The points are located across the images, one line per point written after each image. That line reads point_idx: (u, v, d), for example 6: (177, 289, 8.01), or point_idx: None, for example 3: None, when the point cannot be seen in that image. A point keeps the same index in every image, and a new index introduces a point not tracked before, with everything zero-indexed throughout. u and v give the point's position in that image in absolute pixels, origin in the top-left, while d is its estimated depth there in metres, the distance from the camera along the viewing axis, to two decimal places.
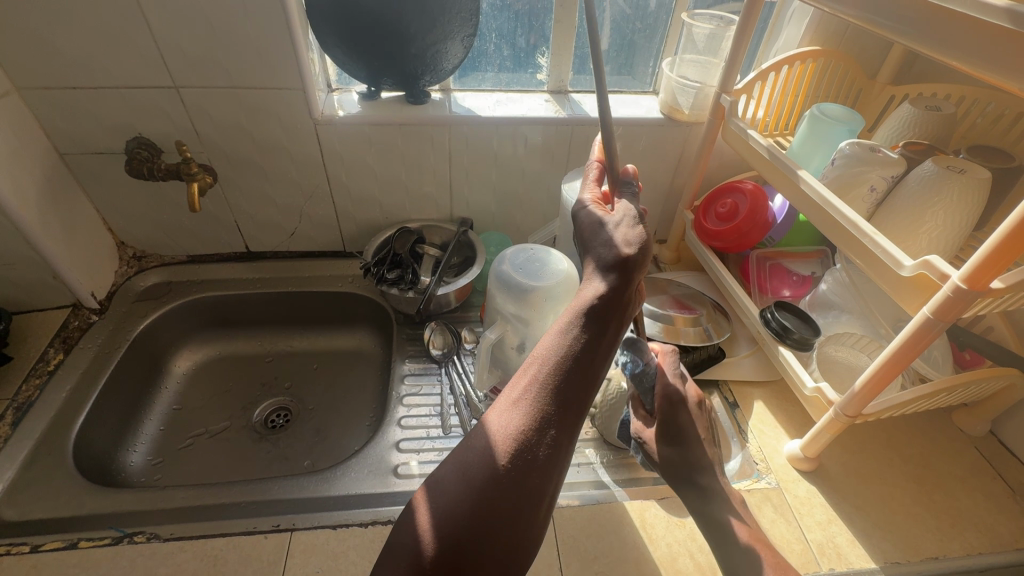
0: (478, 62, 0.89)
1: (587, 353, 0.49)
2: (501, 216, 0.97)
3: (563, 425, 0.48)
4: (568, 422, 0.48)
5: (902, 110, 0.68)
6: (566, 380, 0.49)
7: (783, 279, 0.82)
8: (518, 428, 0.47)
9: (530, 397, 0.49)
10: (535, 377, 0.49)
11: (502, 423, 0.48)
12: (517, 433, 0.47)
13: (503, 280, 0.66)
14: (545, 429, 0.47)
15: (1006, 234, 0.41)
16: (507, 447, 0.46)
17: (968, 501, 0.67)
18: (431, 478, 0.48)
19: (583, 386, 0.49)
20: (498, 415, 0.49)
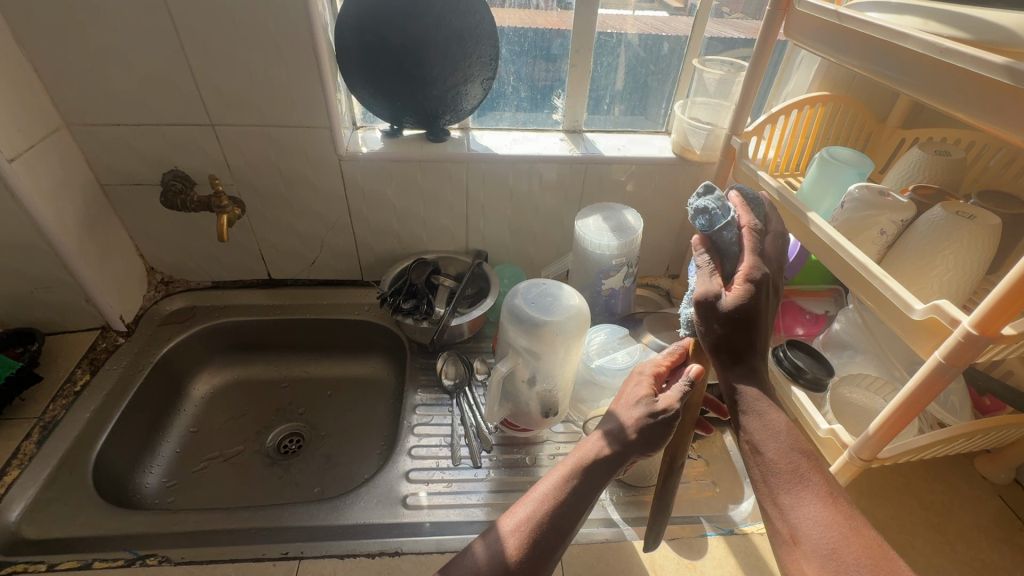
0: (496, 102, 0.92)
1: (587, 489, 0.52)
2: (516, 250, 0.99)
3: (550, 560, 0.49)
4: (555, 556, 0.49)
5: (912, 154, 0.70)
6: (565, 516, 0.50)
7: (796, 317, 0.82)
8: (514, 552, 0.48)
9: (530, 525, 0.50)
10: (552, 494, 0.52)
11: (516, 528, 0.50)
12: (511, 556, 0.48)
13: (515, 314, 0.67)
14: (554, 536, 0.49)
15: (1015, 281, 0.41)
16: (512, 557, 0.48)
17: (993, 553, 0.64)
18: (449, 564, 0.50)
19: (575, 522, 0.51)
20: (494, 536, 0.51)
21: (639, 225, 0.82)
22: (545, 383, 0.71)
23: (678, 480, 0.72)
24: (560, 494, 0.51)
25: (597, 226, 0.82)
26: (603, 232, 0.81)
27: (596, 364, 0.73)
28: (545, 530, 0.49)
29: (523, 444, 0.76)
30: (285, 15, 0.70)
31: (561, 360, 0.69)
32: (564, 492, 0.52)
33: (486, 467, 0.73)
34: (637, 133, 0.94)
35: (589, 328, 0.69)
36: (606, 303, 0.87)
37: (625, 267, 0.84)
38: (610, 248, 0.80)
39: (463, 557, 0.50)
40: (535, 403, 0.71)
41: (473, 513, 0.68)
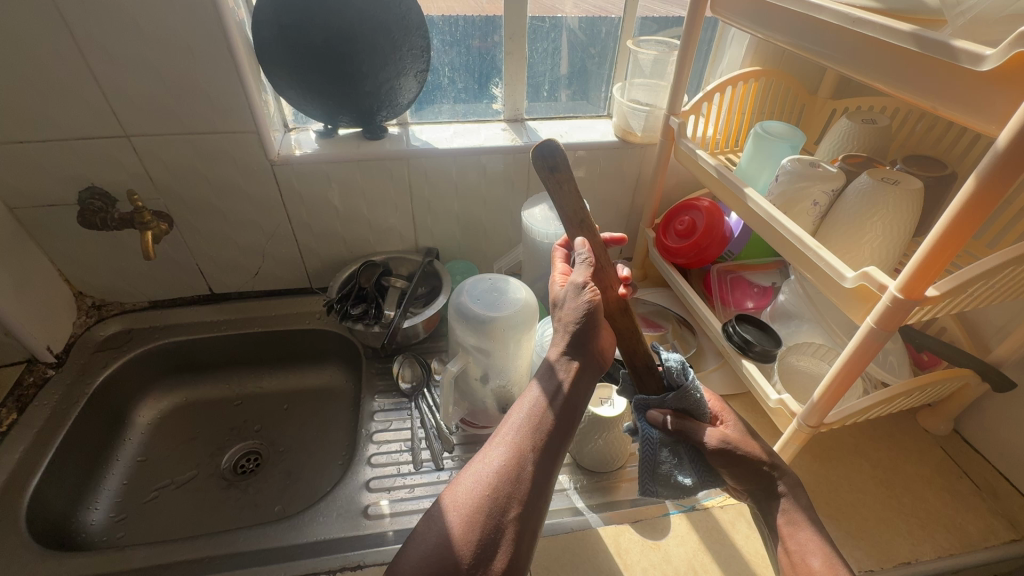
0: (433, 95, 0.89)
1: (569, 394, 0.54)
2: (467, 245, 0.97)
3: (553, 449, 0.52)
4: (556, 453, 0.52)
5: (841, 125, 0.71)
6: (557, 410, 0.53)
7: (745, 291, 0.84)
8: (514, 455, 0.50)
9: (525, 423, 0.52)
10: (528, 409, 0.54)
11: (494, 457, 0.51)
12: (511, 459, 0.50)
13: (461, 312, 0.66)
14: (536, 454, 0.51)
15: (934, 245, 0.42)
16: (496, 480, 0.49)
17: (937, 501, 0.67)
18: (426, 517, 0.49)
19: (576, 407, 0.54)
20: (490, 443, 0.52)
21: None
22: (500, 379, 0.70)
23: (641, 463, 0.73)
24: (545, 391, 0.54)
25: (543, 215, 0.81)
26: (550, 221, 0.80)
27: None
28: (543, 428, 0.52)
29: (486, 440, 0.76)
30: (193, 13, 0.65)
31: (512, 355, 0.68)
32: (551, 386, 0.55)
33: (448, 468, 0.72)
34: (579, 119, 0.93)
35: (538, 319, 0.68)
36: None
37: None
38: (558, 237, 0.79)
39: (464, 474, 0.51)
40: (491, 400, 0.71)
41: None
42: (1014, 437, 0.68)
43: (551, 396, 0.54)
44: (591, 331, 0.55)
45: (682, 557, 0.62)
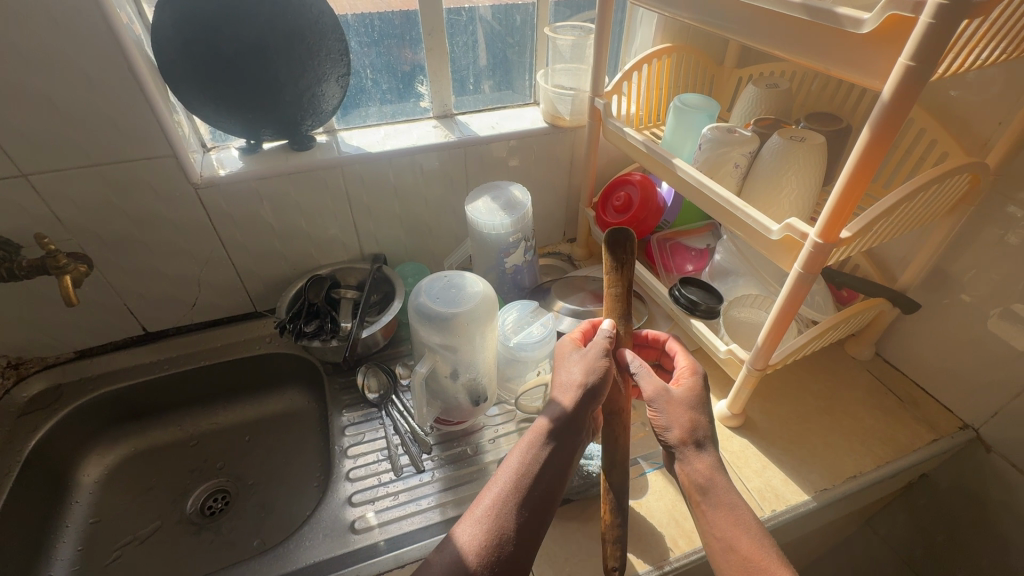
0: (358, 99, 0.86)
1: (556, 465, 0.55)
2: (414, 246, 0.96)
3: (534, 532, 0.51)
4: (540, 527, 0.51)
5: (749, 91, 0.77)
6: (540, 483, 0.53)
7: (684, 256, 0.89)
8: (495, 533, 0.50)
9: (501, 506, 0.52)
10: (508, 482, 0.53)
11: (470, 535, 0.50)
12: (490, 542, 0.49)
13: (421, 313, 0.63)
14: (518, 532, 0.50)
15: (841, 194, 0.48)
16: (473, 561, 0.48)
17: (871, 419, 0.76)
18: None
19: (560, 474, 0.55)
20: (464, 525, 0.51)
21: (528, 200, 0.83)
22: (469, 371, 0.68)
23: None
24: (527, 466, 0.54)
25: (486, 206, 0.82)
26: (494, 212, 0.81)
27: (514, 342, 0.74)
28: (525, 503, 0.52)
29: (463, 436, 0.77)
30: (84, 34, 0.60)
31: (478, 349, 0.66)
32: (529, 463, 0.54)
33: (430, 469, 0.73)
34: (508, 109, 0.94)
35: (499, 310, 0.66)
36: (513, 280, 0.89)
37: (523, 242, 0.85)
38: (505, 227, 0.81)
39: (439, 554, 0.50)
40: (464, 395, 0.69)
41: (427, 519, 0.67)
42: (924, 350, 0.78)
43: (535, 474, 0.53)
44: (590, 406, 0.57)
45: (663, 510, 0.66)
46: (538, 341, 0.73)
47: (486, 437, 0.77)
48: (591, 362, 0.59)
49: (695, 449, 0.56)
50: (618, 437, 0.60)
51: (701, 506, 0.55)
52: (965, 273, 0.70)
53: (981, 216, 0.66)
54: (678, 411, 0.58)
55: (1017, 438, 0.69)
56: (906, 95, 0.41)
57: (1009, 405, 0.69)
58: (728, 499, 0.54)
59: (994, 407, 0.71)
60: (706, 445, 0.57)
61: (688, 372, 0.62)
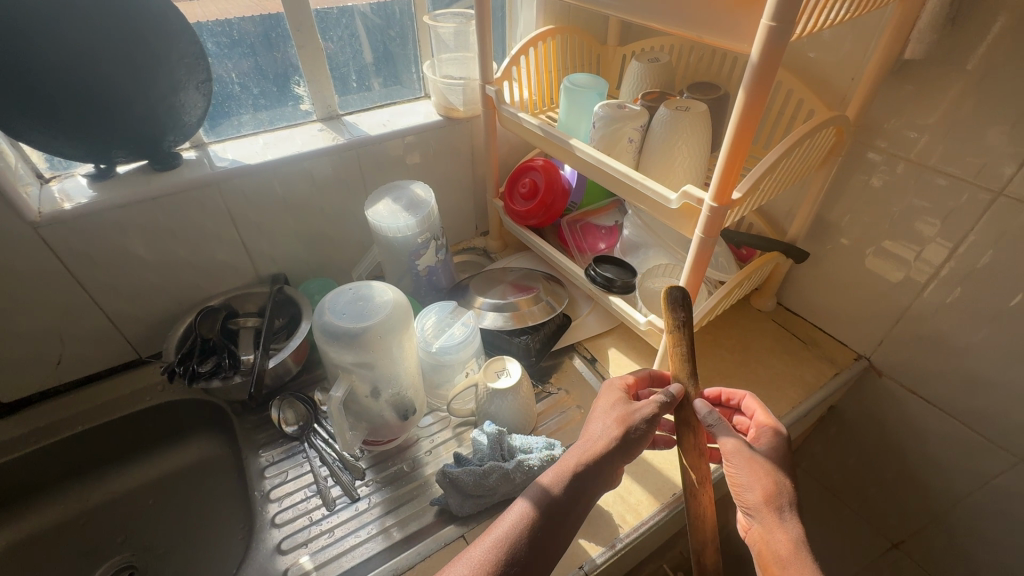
0: (226, 107, 0.77)
1: (552, 534, 0.51)
2: (318, 261, 0.89)
3: None
4: None
5: (633, 67, 0.78)
6: (528, 553, 0.50)
7: (596, 235, 0.90)
8: None
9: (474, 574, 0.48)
10: (492, 549, 0.50)
11: None
12: None
13: (326, 332, 0.57)
14: None
15: (728, 157, 0.49)
16: None
17: (781, 364, 0.81)
18: None
19: (555, 542, 0.51)
20: None
21: (431, 197, 0.79)
22: (392, 388, 0.62)
23: (549, 419, 0.76)
24: (517, 533, 0.51)
25: (388, 209, 0.77)
26: (397, 214, 0.76)
27: (436, 347, 0.70)
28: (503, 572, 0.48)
29: (397, 453, 0.73)
30: None
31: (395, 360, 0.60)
32: (522, 530, 0.51)
33: (365, 496, 0.68)
34: (398, 104, 0.89)
35: (413, 315, 0.62)
36: (429, 282, 0.86)
37: (433, 242, 0.81)
38: (411, 228, 0.77)
39: None
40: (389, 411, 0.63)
41: (370, 548, 0.62)
42: (817, 294, 0.84)
43: (523, 545, 0.50)
44: (603, 469, 0.55)
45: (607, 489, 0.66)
46: (461, 342, 0.70)
47: (421, 450, 0.74)
48: (637, 410, 0.58)
49: (777, 515, 0.51)
50: (701, 513, 0.58)
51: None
52: (842, 219, 0.76)
53: (848, 165, 0.72)
54: (758, 472, 0.53)
55: (901, 360, 0.77)
56: (772, 54, 0.42)
57: (892, 332, 0.76)
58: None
59: (879, 335, 0.78)
60: (789, 511, 0.52)
61: (769, 431, 0.58)
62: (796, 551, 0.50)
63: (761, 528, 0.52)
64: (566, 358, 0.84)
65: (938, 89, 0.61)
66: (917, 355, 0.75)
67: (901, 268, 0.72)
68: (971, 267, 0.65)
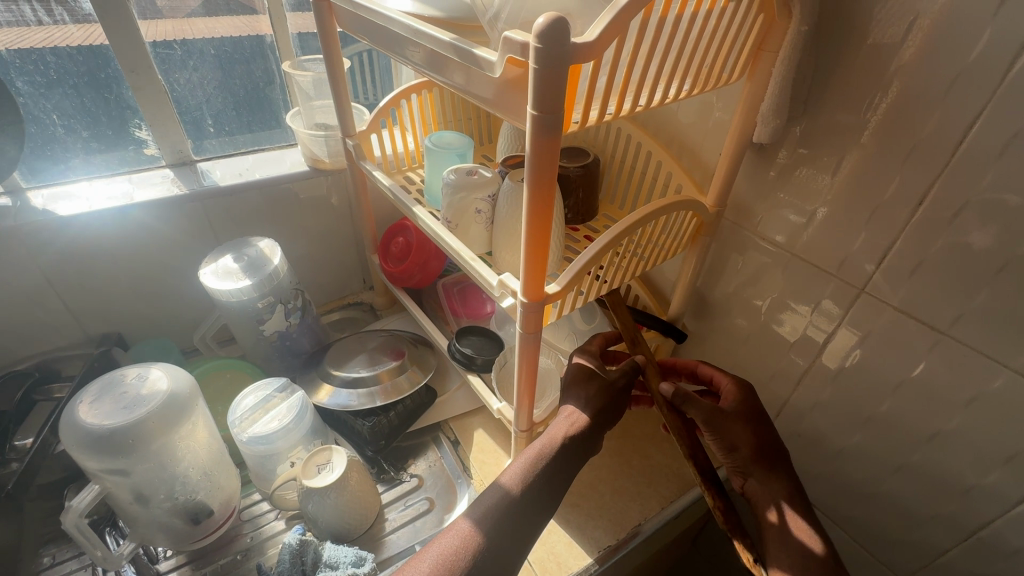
0: (48, 150, 0.69)
1: None
2: (162, 317, 0.81)
3: None
4: None
5: (505, 128, 0.73)
6: None
7: (478, 298, 0.84)
8: None
9: None
10: None
11: None
12: None
13: (71, 430, 0.47)
14: None
15: (528, 252, 0.43)
16: None
17: (658, 454, 0.73)
18: None
19: None
20: None
21: (277, 256, 0.72)
22: (167, 493, 0.53)
23: (393, 510, 0.68)
24: None
25: (224, 268, 0.69)
26: (233, 276, 0.68)
27: (246, 437, 0.60)
28: None
29: (213, 551, 0.64)
30: None
31: (169, 460, 0.51)
32: None
33: None
34: (265, 151, 0.83)
35: (199, 406, 0.53)
36: (281, 347, 0.77)
37: (280, 305, 0.73)
38: (246, 293, 0.69)
39: None
40: (168, 517, 0.54)
41: None
42: None
43: None
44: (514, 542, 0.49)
45: None
46: (283, 430, 0.61)
47: (241, 548, 0.64)
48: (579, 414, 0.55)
49: (767, 469, 0.55)
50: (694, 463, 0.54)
51: (775, 529, 0.54)
52: (721, 298, 0.71)
53: (721, 242, 0.67)
54: (736, 426, 0.56)
55: None
56: (545, 146, 0.36)
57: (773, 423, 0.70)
58: (800, 523, 0.52)
59: None
60: (775, 468, 0.56)
61: (734, 385, 0.59)
62: (785, 495, 0.54)
63: (755, 482, 0.56)
64: (429, 438, 0.76)
65: (795, 173, 0.56)
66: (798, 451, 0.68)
67: (777, 357, 0.66)
68: (839, 366, 0.59)
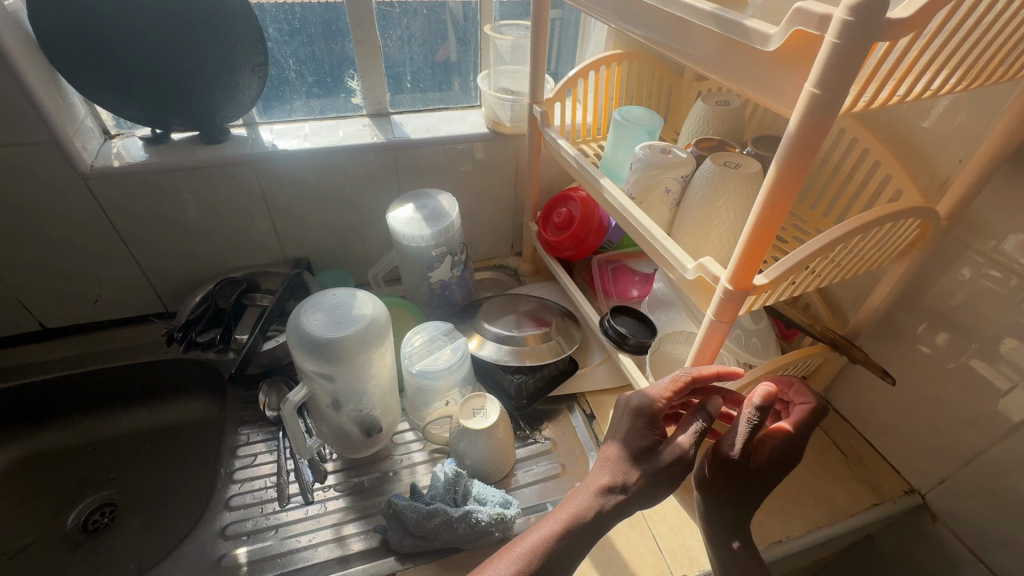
0: (281, 91, 0.80)
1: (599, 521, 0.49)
2: (343, 252, 0.90)
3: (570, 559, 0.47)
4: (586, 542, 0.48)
5: (697, 108, 0.70)
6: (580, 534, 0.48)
7: (628, 280, 0.84)
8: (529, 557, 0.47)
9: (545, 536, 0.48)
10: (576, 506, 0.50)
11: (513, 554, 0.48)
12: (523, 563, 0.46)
13: (296, 334, 0.55)
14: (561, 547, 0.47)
15: (751, 235, 0.41)
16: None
17: (808, 475, 0.69)
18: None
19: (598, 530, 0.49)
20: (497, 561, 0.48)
21: (455, 211, 0.76)
22: (355, 404, 0.60)
23: (525, 468, 0.70)
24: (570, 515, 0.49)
25: (408, 216, 0.75)
26: (415, 223, 0.74)
27: (419, 368, 0.67)
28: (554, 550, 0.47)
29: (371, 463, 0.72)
30: None
31: (363, 375, 0.58)
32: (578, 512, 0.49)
33: (320, 501, 0.67)
34: (449, 110, 0.87)
35: (392, 334, 0.59)
36: (440, 294, 0.83)
37: (448, 256, 0.78)
38: (425, 240, 0.74)
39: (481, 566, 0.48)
40: (350, 426, 0.61)
41: (306, 558, 0.61)
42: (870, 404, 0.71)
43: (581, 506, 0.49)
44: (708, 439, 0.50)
45: None
46: (446, 370, 0.67)
47: (394, 466, 0.72)
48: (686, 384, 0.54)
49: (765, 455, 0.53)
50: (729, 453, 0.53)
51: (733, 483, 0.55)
52: (918, 323, 0.63)
53: (934, 261, 0.59)
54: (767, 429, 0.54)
55: (961, 510, 0.63)
56: (816, 127, 0.34)
57: (957, 473, 0.62)
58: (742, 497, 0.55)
59: (942, 473, 0.64)
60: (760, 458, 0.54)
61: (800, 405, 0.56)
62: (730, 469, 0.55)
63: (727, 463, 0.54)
64: (565, 407, 0.77)
65: None
66: (985, 511, 0.60)
67: (982, 399, 0.58)
68: None
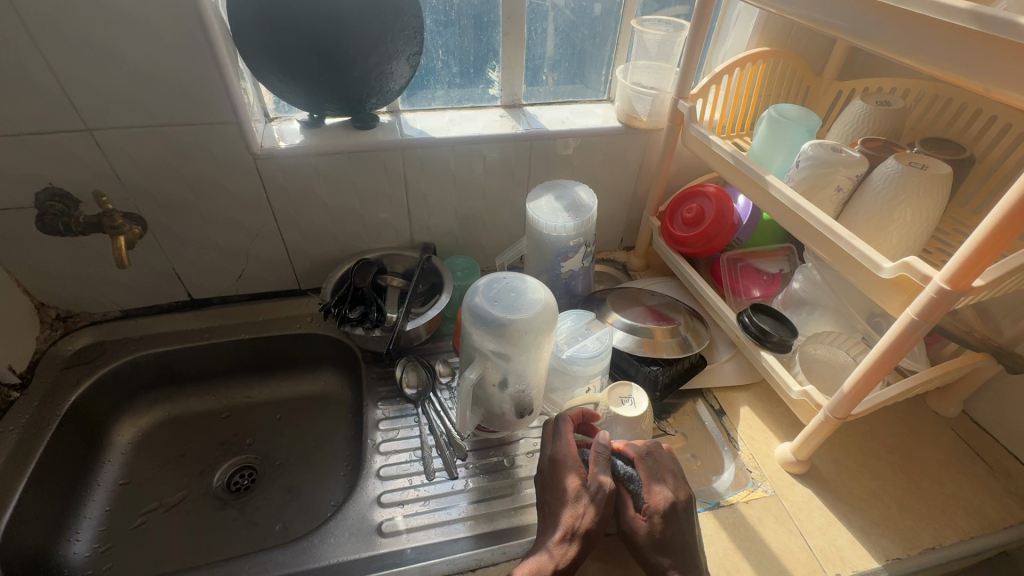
0: (426, 80, 0.83)
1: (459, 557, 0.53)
2: (466, 239, 0.93)
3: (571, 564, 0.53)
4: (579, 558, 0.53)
5: (855, 107, 0.69)
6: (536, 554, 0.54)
7: (754, 279, 0.83)
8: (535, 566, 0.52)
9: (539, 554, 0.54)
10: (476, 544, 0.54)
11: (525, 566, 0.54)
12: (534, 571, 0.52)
13: (476, 314, 0.59)
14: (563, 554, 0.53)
15: (987, 233, 0.40)
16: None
17: (953, 484, 0.68)
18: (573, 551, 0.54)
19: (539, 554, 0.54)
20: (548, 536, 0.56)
21: (593, 203, 0.78)
22: (520, 385, 0.63)
23: None
24: None
25: (549, 206, 0.77)
26: (557, 213, 0.76)
27: (566, 354, 0.69)
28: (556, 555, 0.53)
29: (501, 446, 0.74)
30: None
31: (533, 358, 0.61)
32: None
33: (462, 477, 0.69)
34: (579, 103, 0.89)
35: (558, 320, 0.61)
36: (565, 286, 0.84)
37: (582, 248, 0.80)
38: (566, 229, 0.76)
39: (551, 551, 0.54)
40: (509, 406, 0.64)
41: (457, 530, 0.64)
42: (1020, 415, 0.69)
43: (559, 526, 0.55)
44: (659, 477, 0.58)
45: (713, 559, 0.60)
46: (592, 357, 0.68)
47: (522, 449, 0.73)
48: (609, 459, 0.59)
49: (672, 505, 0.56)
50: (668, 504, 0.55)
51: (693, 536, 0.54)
52: None
53: None
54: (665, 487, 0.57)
55: None
56: None
57: None
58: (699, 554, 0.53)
59: None
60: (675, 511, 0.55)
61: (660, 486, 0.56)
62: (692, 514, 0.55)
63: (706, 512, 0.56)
64: (691, 402, 0.78)
65: None
66: None
67: None
68: None
